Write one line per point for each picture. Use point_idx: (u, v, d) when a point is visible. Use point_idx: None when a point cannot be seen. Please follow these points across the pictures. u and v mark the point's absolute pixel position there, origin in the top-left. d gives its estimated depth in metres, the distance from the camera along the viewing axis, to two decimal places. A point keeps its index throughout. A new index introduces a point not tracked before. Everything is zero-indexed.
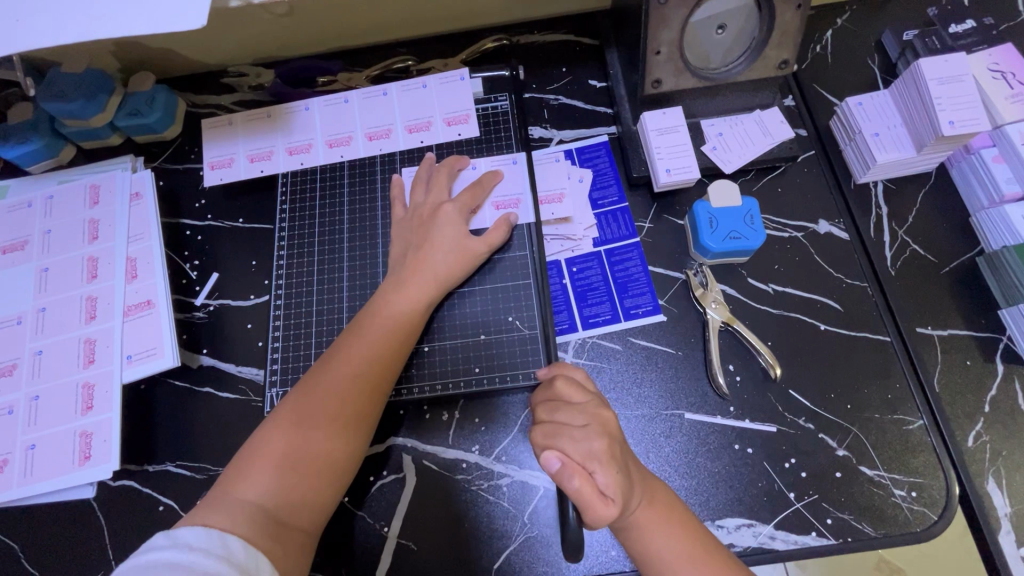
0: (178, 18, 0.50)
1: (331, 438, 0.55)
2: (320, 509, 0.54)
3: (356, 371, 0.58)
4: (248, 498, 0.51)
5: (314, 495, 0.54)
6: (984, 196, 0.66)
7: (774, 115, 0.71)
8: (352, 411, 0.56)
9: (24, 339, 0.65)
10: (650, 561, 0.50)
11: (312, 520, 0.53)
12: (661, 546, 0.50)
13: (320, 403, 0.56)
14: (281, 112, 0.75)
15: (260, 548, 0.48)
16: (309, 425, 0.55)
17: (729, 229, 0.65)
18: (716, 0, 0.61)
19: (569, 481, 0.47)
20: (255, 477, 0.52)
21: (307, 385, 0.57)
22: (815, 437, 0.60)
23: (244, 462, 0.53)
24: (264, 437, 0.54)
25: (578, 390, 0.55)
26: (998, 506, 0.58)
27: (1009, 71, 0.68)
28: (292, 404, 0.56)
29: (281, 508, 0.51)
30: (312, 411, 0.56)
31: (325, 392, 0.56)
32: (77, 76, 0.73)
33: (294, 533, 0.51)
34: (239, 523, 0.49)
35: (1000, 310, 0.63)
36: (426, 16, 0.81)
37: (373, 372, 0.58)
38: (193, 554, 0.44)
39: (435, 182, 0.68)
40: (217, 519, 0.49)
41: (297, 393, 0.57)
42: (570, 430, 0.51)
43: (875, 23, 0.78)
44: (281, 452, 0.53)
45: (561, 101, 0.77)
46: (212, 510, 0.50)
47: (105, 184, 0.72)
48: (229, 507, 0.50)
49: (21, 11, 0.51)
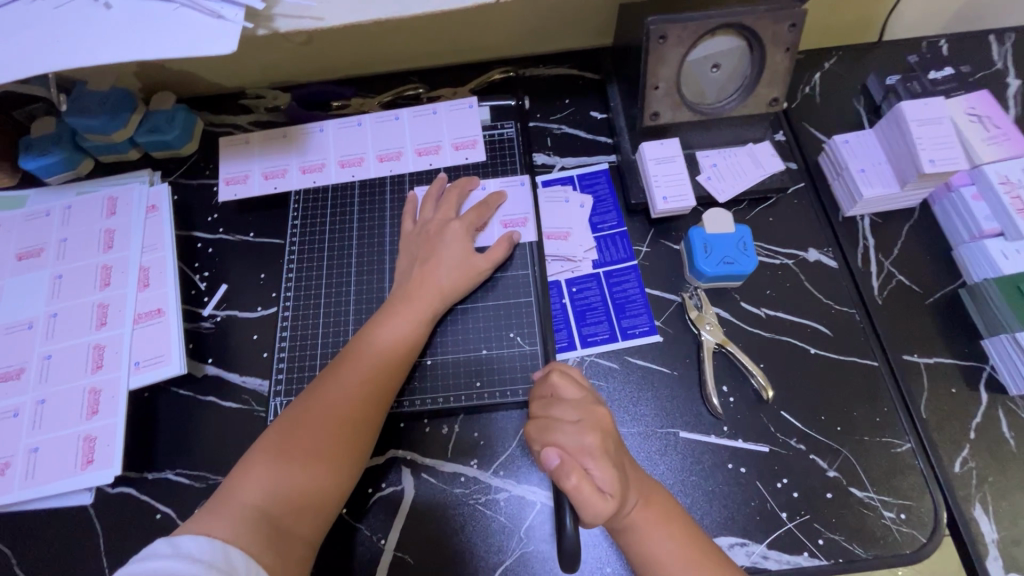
0: (210, 44, 0.53)
1: (335, 446, 0.56)
2: (322, 517, 0.54)
3: (360, 380, 0.59)
4: (252, 501, 0.52)
5: (317, 502, 0.54)
6: (965, 231, 0.69)
7: (765, 148, 0.74)
8: (355, 420, 0.58)
9: (34, 344, 0.66)
10: (643, 558, 0.52)
11: (313, 529, 0.53)
12: (657, 543, 0.52)
13: (325, 411, 0.57)
14: (296, 133, 0.78)
15: (258, 556, 0.48)
16: (311, 434, 0.56)
17: (723, 254, 0.68)
18: (711, 42, 0.65)
19: (567, 479, 0.50)
20: (256, 484, 0.53)
21: (314, 394, 0.59)
22: (807, 458, 0.62)
23: (247, 470, 0.54)
24: (267, 446, 0.55)
25: (574, 386, 0.58)
26: (986, 531, 0.59)
27: (984, 114, 0.73)
28: (296, 413, 0.57)
29: (284, 514, 0.52)
30: (316, 417, 0.57)
31: (329, 402, 0.58)
32: (103, 94, 0.77)
33: (294, 541, 0.52)
34: (240, 528, 0.49)
35: (983, 340, 0.66)
36: (438, 48, 0.86)
37: (376, 382, 0.60)
38: (195, 565, 0.44)
39: (444, 202, 0.71)
40: (217, 526, 0.49)
41: (301, 402, 0.59)
42: (564, 426, 0.55)
43: (860, 68, 0.83)
44: (283, 460, 0.54)
45: (564, 131, 0.81)
46: (214, 515, 0.50)
47: (123, 196, 0.74)
48: (227, 513, 0.51)
49: (61, 33, 0.54)
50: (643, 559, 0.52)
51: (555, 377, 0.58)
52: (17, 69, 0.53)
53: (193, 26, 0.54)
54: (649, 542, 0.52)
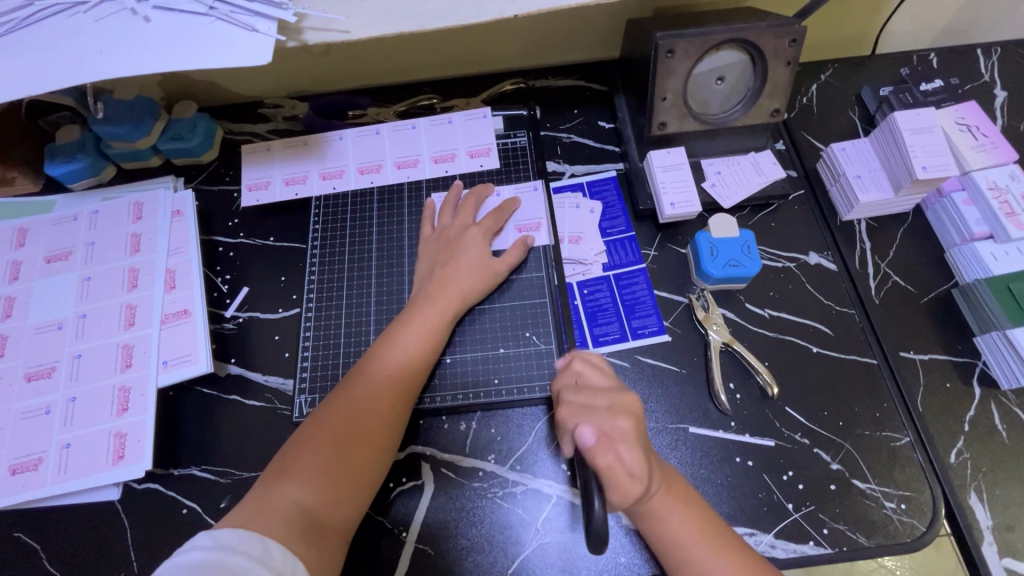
0: (245, 56, 0.56)
1: (364, 442, 0.58)
2: (352, 512, 0.56)
3: (386, 379, 0.62)
4: (287, 497, 0.53)
5: (348, 497, 0.56)
6: (957, 234, 0.73)
7: (767, 157, 0.78)
8: (383, 417, 0.60)
9: (64, 343, 0.68)
10: (661, 538, 0.55)
11: (344, 523, 0.55)
12: (675, 525, 0.54)
13: (354, 410, 0.59)
14: (316, 141, 0.81)
15: (297, 548, 0.50)
16: (342, 431, 0.58)
17: (728, 257, 0.71)
18: (716, 55, 0.69)
19: (602, 456, 0.52)
20: (290, 481, 0.54)
21: (341, 393, 0.61)
22: (811, 452, 0.64)
23: (280, 468, 0.56)
24: (300, 443, 0.57)
25: (599, 374, 0.60)
26: (981, 519, 0.62)
27: (973, 124, 0.77)
28: (324, 413, 0.59)
29: (317, 509, 0.54)
30: (345, 415, 0.59)
31: (358, 400, 0.60)
32: (128, 102, 0.79)
33: (329, 534, 0.53)
34: (274, 521, 0.51)
35: (975, 337, 0.69)
36: (451, 60, 0.89)
37: (401, 382, 0.62)
38: (234, 556, 0.45)
39: (462, 209, 0.74)
40: (254, 520, 0.50)
41: (328, 402, 0.60)
42: (596, 409, 0.57)
43: (855, 79, 0.87)
44: (316, 461, 0.56)
45: (573, 140, 0.85)
46: (251, 511, 0.52)
47: (148, 202, 0.77)
48: (263, 510, 0.52)
49: (102, 45, 0.57)
50: (661, 540, 0.55)
51: (578, 366, 0.61)
52: (59, 78, 0.55)
53: (228, 39, 0.57)
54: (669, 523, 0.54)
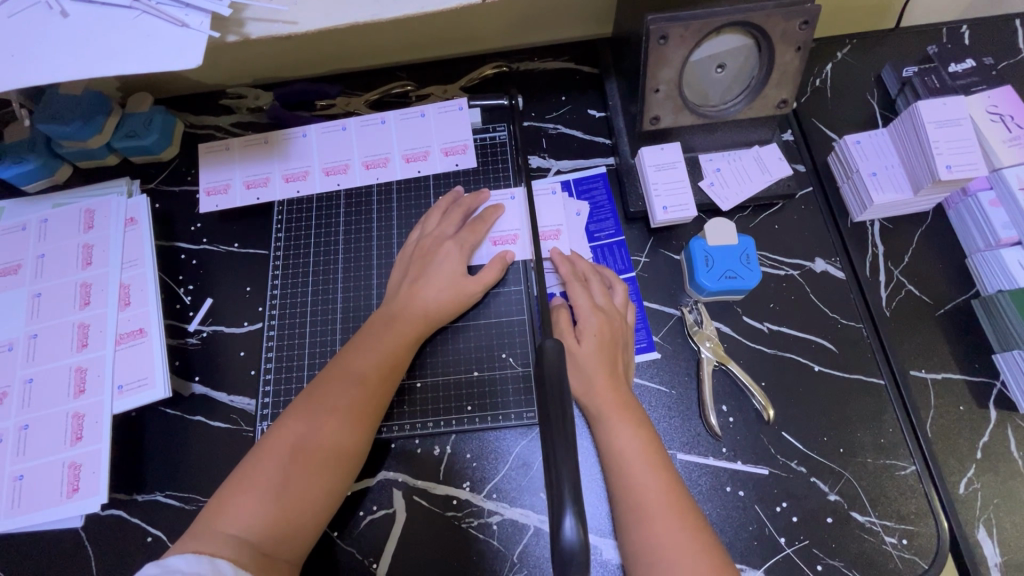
0: (173, 56, 0.49)
1: (317, 466, 0.53)
2: (304, 540, 0.52)
3: (340, 398, 0.56)
4: (231, 529, 0.49)
5: (298, 524, 0.52)
6: (981, 239, 0.66)
7: (772, 151, 0.71)
8: (338, 437, 0.55)
9: (15, 366, 0.64)
10: (629, 488, 0.52)
11: (295, 551, 0.51)
12: (640, 479, 0.52)
13: (306, 431, 0.54)
14: (278, 138, 0.74)
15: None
16: (291, 454, 0.53)
17: (725, 268, 0.65)
18: (715, 40, 0.61)
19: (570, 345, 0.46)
20: (240, 507, 0.50)
21: (295, 412, 0.56)
22: (808, 481, 0.60)
23: (229, 491, 0.51)
24: (250, 464, 0.53)
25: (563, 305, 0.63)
26: (989, 555, 0.58)
27: (1007, 114, 0.68)
28: (275, 434, 0.55)
29: (263, 538, 0.49)
30: (296, 436, 0.54)
31: (308, 421, 0.55)
32: (74, 97, 0.72)
33: (276, 564, 0.49)
34: (220, 551, 0.47)
35: (995, 355, 0.63)
36: (427, 42, 0.81)
37: (358, 401, 0.57)
38: None
39: (447, 216, 0.68)
40: (201, 550, 0.47)
41: (282, 421, 0.56)
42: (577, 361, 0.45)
43: (875, 58, 0.78)
44: (267, 485, 0.51)
45: (560, 131, 0.77)
46: (198, 540, 0.48)
47: (100, 208, 0.72)
48: (212, 538, 0.48)
49: (14, 46, 0.50)
50: (628, 491, 0.52)
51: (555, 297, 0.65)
52: None
53: (154, 36, 0.50)
54: (631, 474, 0.53)
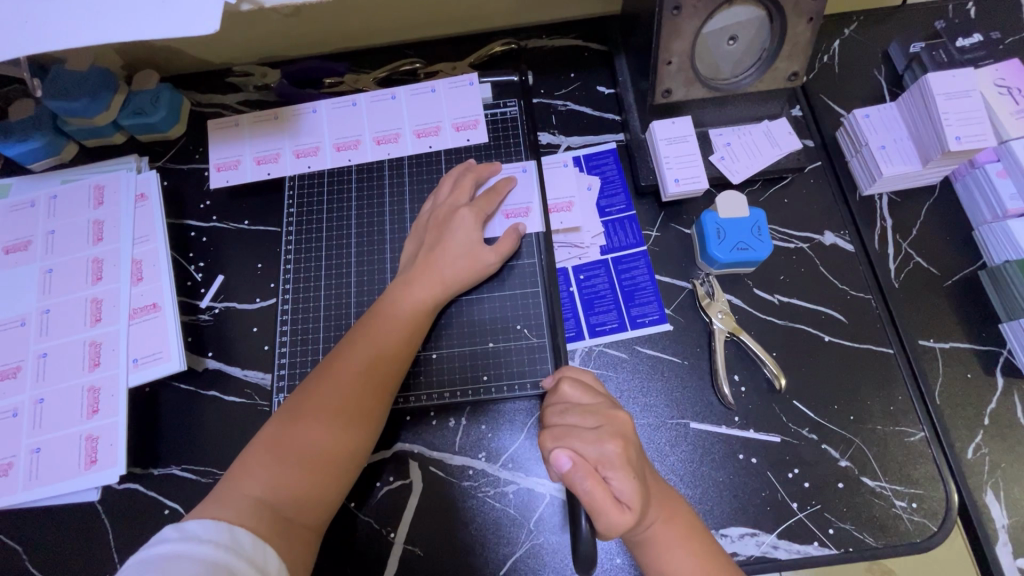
0: (189, 22, 0.49)
1: (336, 432, 0.54)
2: (325, 506, 0.53)
3: (358, 366, 0.57)
4: (254, 493, 0.49)
5: (317, 491, 0.52)
6: (988, 211, 0.67)
7: (781, 126, 0.71)
8: (357, 403, 0.55)
9: (28, 341, 0.64)
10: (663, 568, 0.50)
11: (317, 517, 0.52)
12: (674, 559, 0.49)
13: (324, 397, 0.55)
14: (288, 114, 0.74)
15: (267, 542, 0.46)
16: (311, 422, 0.53)
17: (737, 240, 0.66)
18: (728, 11, 0.61)
19: (582, 484, 0.46)
20: (260, 474, 0.51)
21: (314, 380, 0.56)
22: (819, 448, 0.61)
23: (251, 457, 0.52)
24: (271, 432, 0.53)
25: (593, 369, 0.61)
26: (996, 518, 0.59)
27: (1015, 86, 0.69)
28: (295, 402, 0.55)
29: (286, 503, 0.50)
30: (314, 406, 0.54)
31: (327, 388, 0.55)
32: (80, 74, 0.71)
33: (299, 528, 0.50)
34: (244, 516, 0.47)
35: (1002, 324, 0.64)
36: (435, 18, 0.80)
37: (377, 368, 0.57)
38: (199, 545, 0.43)
39: (460, 184, 0.67)
40: (222, 514, 0.47)
41: (303, 388, 0.56)
42: (581, 431, 0.50)
43: (884, 34, 0.79)
44: (287, 451, 0.52)
45: (569, 107, 0.77)
46: (218, 504, 0.48)
47: (109, 184, 0.71)
48: (233, 502, 0.48)
49: (28, 12, 0.49)
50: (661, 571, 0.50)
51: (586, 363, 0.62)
52: None
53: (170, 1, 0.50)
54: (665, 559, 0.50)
